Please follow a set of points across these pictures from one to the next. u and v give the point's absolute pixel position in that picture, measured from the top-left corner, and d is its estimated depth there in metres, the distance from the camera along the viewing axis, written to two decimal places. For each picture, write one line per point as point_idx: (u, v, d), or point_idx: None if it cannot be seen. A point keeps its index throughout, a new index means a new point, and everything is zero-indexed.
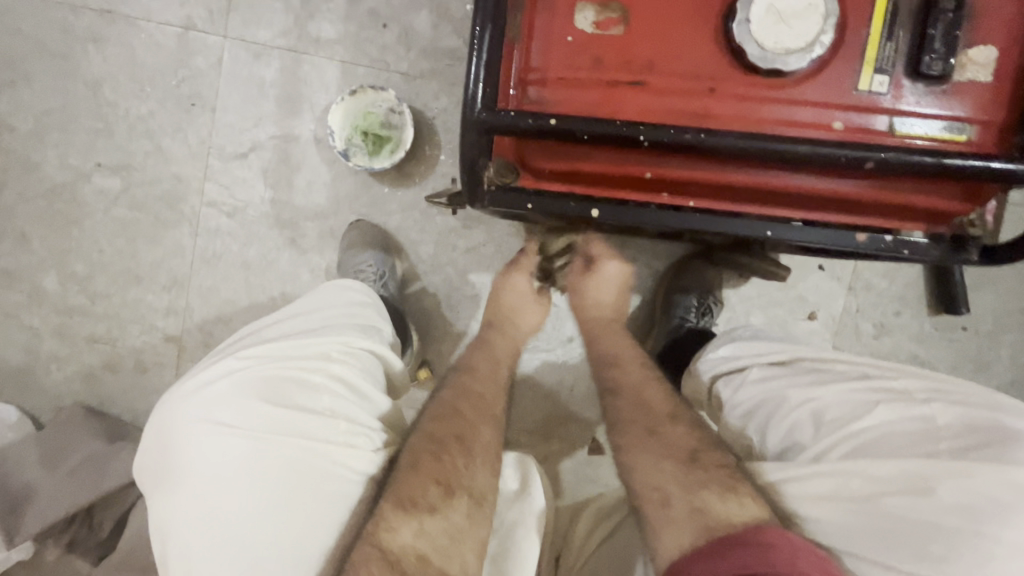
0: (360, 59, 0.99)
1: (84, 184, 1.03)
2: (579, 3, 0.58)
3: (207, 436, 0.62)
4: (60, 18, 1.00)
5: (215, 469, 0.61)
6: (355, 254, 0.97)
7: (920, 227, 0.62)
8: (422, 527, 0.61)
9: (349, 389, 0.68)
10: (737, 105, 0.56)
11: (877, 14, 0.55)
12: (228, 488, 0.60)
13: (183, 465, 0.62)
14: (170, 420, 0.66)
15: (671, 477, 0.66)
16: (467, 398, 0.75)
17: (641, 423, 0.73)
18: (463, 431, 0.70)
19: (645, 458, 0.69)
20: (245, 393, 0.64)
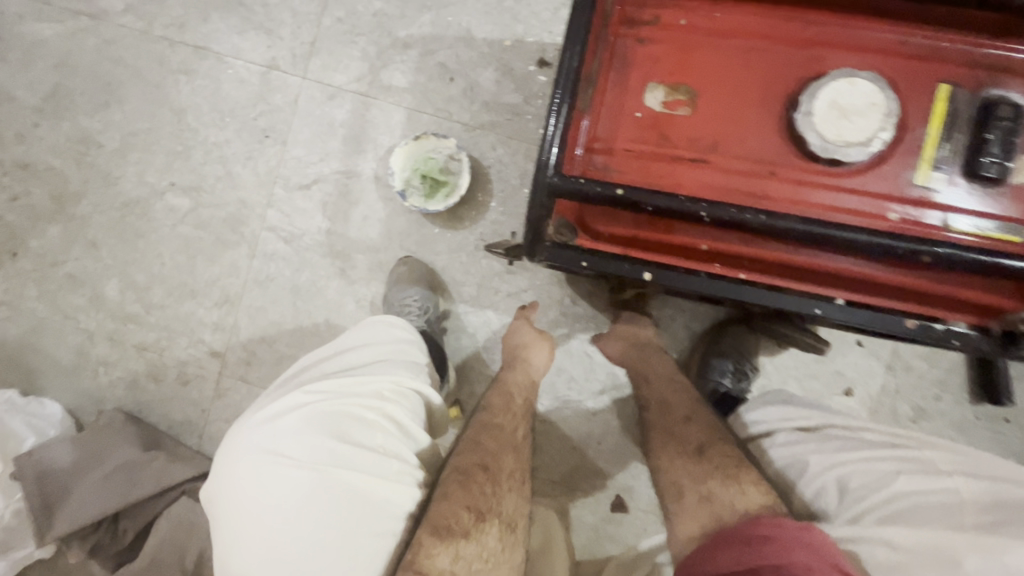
0: (425, 108, 1.06)
1: (156, 200, 1.10)
2: (650, 84, 0.62)
3: (268, 466, 0.64)
4: (158, 51, 1.10)
5: (274, 499, 0.62)
6: (402, 288, 1.01)
7: (972, 320, 0.62)
8: (460, 553, 0.61)
9: (398, 428, 0.70)
10: (795, 190, 0.59)
11: (934, 117, 0.57)
12: (288, 522, 0.62)
13: (245, 492, 0.64)
14: (237, 448, 0.68)
15: (688, 473, 0.73)
16: (490, 432, 0.76)
17: (663, 428, 0.81)
18: (489, 456, 0.72)
19: (671, 459, 0.77)
20: (306, 427, 0.66)
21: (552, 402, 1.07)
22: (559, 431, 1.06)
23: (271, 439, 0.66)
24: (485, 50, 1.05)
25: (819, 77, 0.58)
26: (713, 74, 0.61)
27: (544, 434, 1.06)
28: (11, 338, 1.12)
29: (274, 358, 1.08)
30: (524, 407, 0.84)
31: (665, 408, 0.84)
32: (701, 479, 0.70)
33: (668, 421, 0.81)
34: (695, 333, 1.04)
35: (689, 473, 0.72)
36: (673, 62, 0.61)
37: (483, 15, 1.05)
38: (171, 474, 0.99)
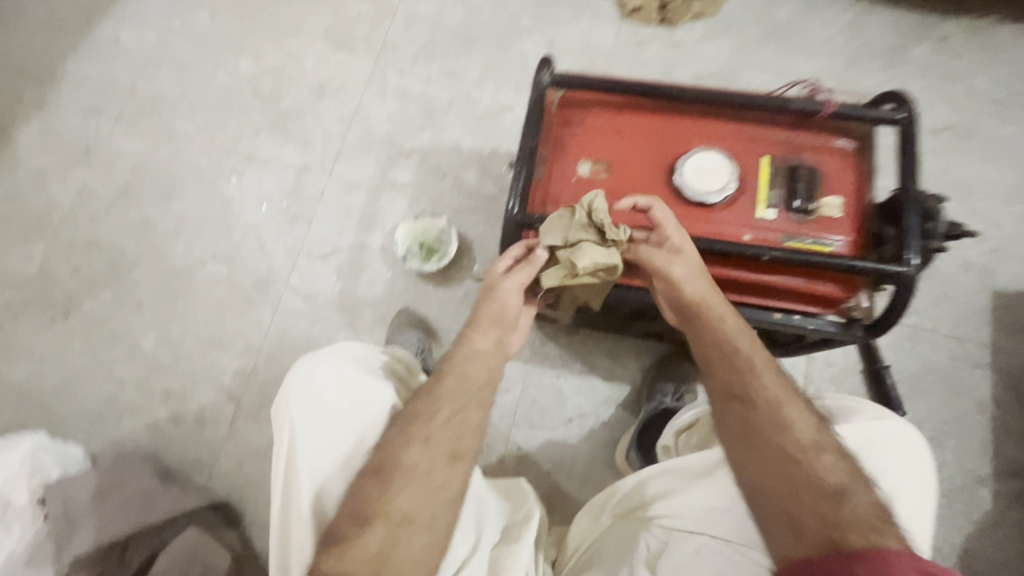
0: (423, 197, 1.38)
1: (198, 269, 1.34)
2: (580, 160, 0.93)
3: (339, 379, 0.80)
4: (216, 158, 1.43)
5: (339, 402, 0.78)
6: (403, 332, 1.26)
7: (819, 309, 0.88)
8: (344, 553, 0.67)
9: (399, 374, 0.90)
10: (681, 222, 0.87)
11: (762, 174, 0.89)
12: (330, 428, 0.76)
13: (321, 397, 0.78)
14: (303, 370, 0.81)
15: (817, 506, 0.65)
16: (406, 419, 0.76)
17: (783, 447, 0.70)
18: (398, 452, 0.73)
19: (779, 478, 0.69)
20: (354, 358, 0.84)
21: (529, 431, 1.23)
22: (536, 457, 1.21)
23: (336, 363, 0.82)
24: (469, 156, 1.41)
25: (687, 152, 0.90)
26: (620, 152, 0.92)
27: (523, 460, 1.21)
28: (49, 389, 1.27)
29: None
30: (450, 392, 0.77)
31: (785, 426, 0.72)
32: (837, 523, 0.63)
33: (790, 440, 0.71)
34: (645, 366, 1.25)
35: (817, 511, 0.65)
36: (594, 145, 0.93)
37: (468, 133, 1.43)
38: (184, 502, 1.09)
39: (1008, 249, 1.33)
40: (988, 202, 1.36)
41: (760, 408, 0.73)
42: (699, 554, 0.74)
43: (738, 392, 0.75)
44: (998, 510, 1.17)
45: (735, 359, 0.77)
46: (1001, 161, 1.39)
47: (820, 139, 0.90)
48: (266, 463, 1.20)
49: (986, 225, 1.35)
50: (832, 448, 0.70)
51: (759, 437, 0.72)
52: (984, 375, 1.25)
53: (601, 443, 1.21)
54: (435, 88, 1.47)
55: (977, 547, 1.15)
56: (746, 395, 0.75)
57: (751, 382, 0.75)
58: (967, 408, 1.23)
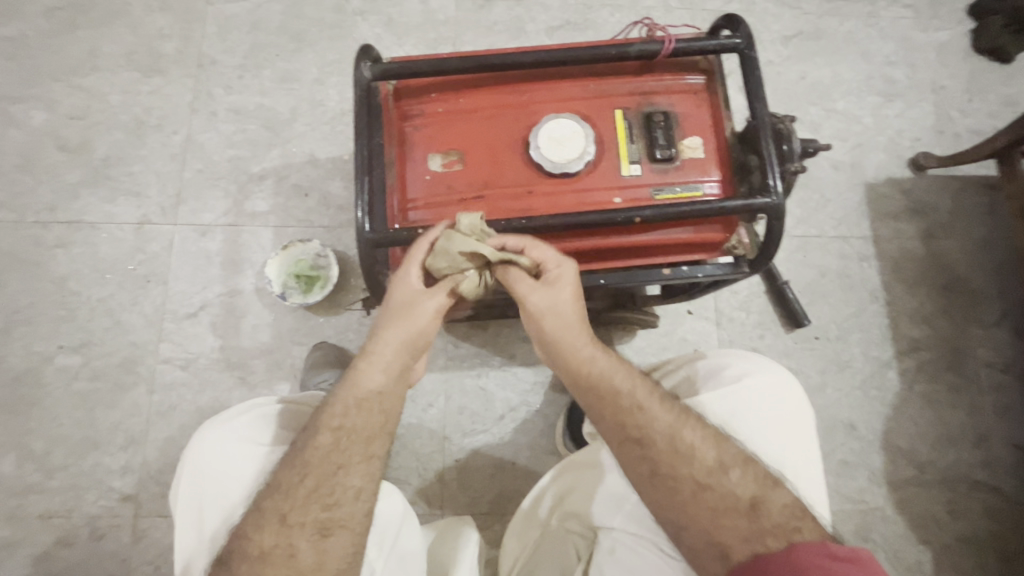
0: (289, 221, 1.24)
1: (47, 366, 1.15)
2: (429, 155, 0.84)
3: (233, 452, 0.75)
4: (33, 234, 1.21)
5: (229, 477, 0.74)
6: (316, 373, 1.11)
7: (705, 255, 0.86)
8: None
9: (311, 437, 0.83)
10: (548, 199, 0.81)
11: (619, 130, 0.84)
12: (242, 456, 0.75)
13: (212, 471, 0.74)
14: (203, 440, 0.77)
15: (731, 524, 0.63)
16: (276, 495, 0.67)
17: (680, 474, 0.66)
18: (252, 538, 0.65)
19: (688, 505, 0.65)
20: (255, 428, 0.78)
21: (463, 439, 1.17)
22: (478, 465, 1.16)
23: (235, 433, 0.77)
24: (329, 166, 1.28)
25: (538, 122, 0.83)
26: (469, 137, 0.84)
27: (465, 470, 1.16)
28: None
29: None
30: (332, 450, 0.69)
31: (686, 453, 0.67)
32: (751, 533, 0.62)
33: (696, 468, 0.66)
34: None
35: (729, 523, 0.63)
36: (440, 135, 0.84)
37: (321, 142, 1.29)
38: None
39: (870, 141, 1.38)
40: (845, 99, 1.41)
41: (654, 442, 0.68)
42: (613, 552, 0.73)
43: (630, 432, 0.69)
44: (906, 387, 1.25)
45: (619, 404, 0.70)
46: (849, 57, 1.43)
47: (667, 81, 0.86)
48: None
49: (848, 122, 1.39)
50: (729, 446, 0.69)
51: (662, 466, 0.67)
52: (871, 266, 1.31)
53: (539, 431, 1.18)
54: (272, 98, 1.31)
55: (895, 425, 1.23)
56: (639, 430, 0.68)
57: (640, 418, 0.69)
58: (864, 301, 1.29)
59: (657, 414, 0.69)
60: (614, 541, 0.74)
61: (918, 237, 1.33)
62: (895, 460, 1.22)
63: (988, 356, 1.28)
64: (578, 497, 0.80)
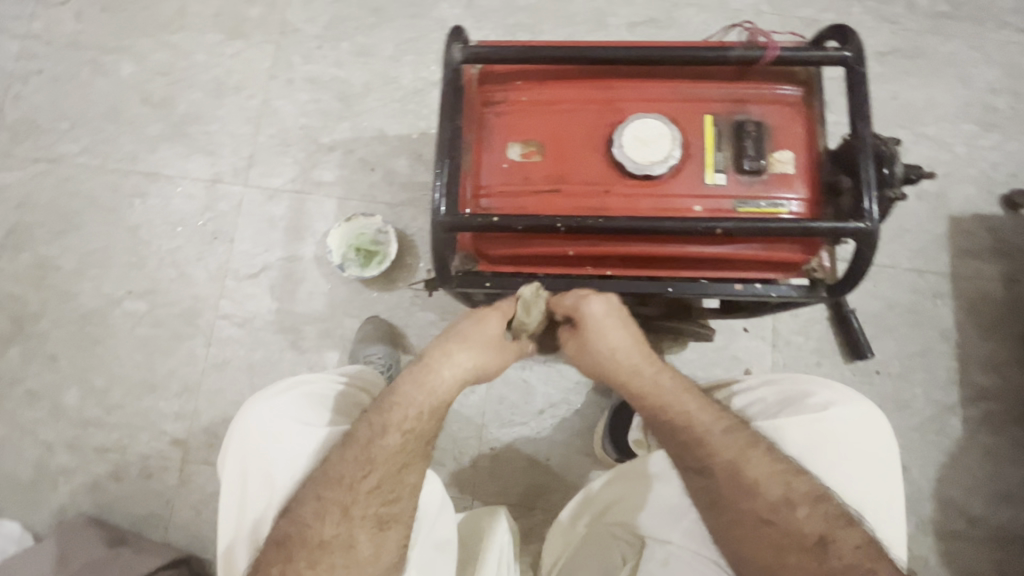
0: (353, 194, 1.26)
1: (114, 308, 1.21)
2: (508, 143, 0.83)
3: (289, 432, 0.75)
4: (112, 180, 1.26)
5: (284, 455, 0.74)
6: (365, 345, 1.13)
7: (782, 275, 0.82)
8: None
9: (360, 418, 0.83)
10: (626, 200, 0.79)
11: (707, 137, 0.81)
12: (296, 436, 0.75)
13: (267, 448, 0.75)
14: (255, 413, 0.76)
15: (798, 565, 0.63)
16: (336, 483, 0.69)
17: (744, 508, 0.67)
18: (312, 526, 0.67)
19: (754, 538, 0.66)
20: (308, 408, 0.78)
21: (500, 429, 1.18)
22: (512, 458, 1.16)
23: (291, 411, 0.77)
24: (396, 143, 1.28)
25: (624, 119, 0.81)
26: (551, 129, 0.83)
27: (499, 460, 1.16)
28: None
29: None
30: (400, 445, 0.71)
31: (752, 488, 0.67)
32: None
33: (759, 503, 0.66)
34: None
35: (802, 565, 0.63)
36: (522, 124, 0.83)
37: (391, 118, 1.30)
38: (140, 565, 1.01)
39: (960, 172, 1.30)
40: (938, 125, 1.32)
41: (718, 475, 0.69)
42: (666, 564, 0.74)
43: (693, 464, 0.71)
44: (967, 436, 1.19)
45: (685, 431, 0.72)
46: (947, 80, 1.34)
47: (764, 90, 0.82)
48: None
49: (938, 150, 1.31)
50: (798, 480, 0.68)
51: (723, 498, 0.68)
52: (946, 304, 1.24)
53: (577, 431, 1.17)
54: (348, 70, 1.32)
55: (951, 474, 1.17)
56: (706, 462, 0.70)
57: (704, 449, 0.70)
58: (932, 340, 1.23)
59: (716, 442, 0.70)
60: (669, 553, 0.74)
61: (1001, 280, 1.25)
62: (947, 510, 1.16)
63: None
64: (623, 508, 0.80)
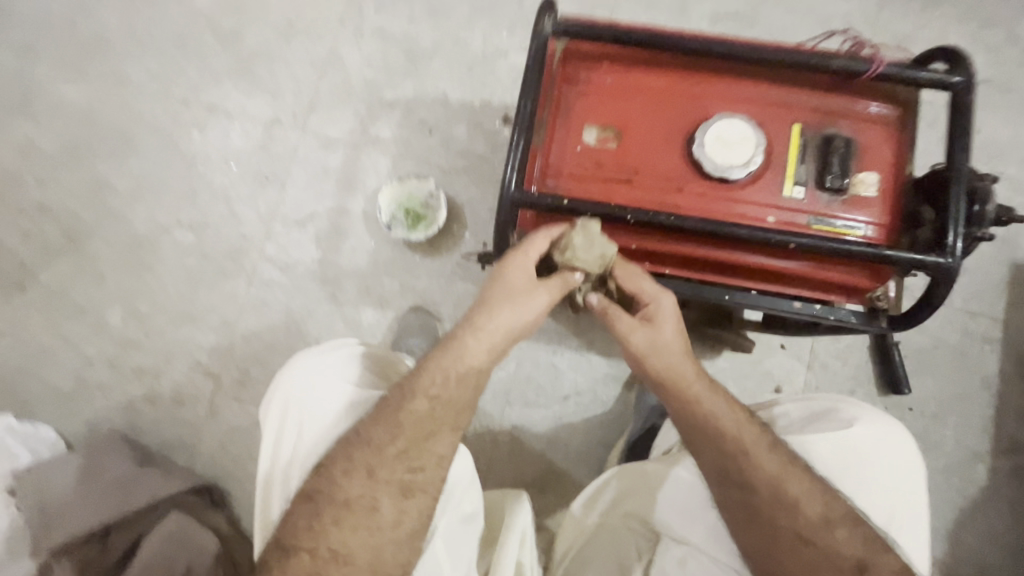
0: (408, 155, 1.25)
1: (164, 236, 1.22)
2: (585, 125, 0.81)
3: (329, 392, 0.76)
4: (174, 109, 1.27)
5: (320, 412, 0.76)
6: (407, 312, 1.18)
7: (844, 300, 0.80)
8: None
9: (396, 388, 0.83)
10: (698, 200, 0.78)
11: (792, 147, 0.78)
12: (335, 397, 0.76)
13: (306, 403, 0.76)
14: (299, 369, 0.78)
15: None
16: (365, 446, 0.70)
17: (781, 529, 0.69)
18: (340, 485, 0.69)
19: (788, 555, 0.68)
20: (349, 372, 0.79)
21: (523, 409, 1.18)
22: (530, 438, 1.17)
23: (332, 372, 0.78)
24: (458, 109, 1.26)
25: (708, 117, 0.79)
26: (632, 118, 0.80)
27: (518, 439, 1.18)
28: (10, 367, 1.19)
29: (267, 377, 1.18)
30: (428, 412, 0.72)
31: (789, 505, 0.70)
32: None
33: (799, 522, 0.69)
34: None
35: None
36: (602, 107, 0.81)
37: (456, 83, 1.28)
38: (165, 486, 1.05)
39: None
40: (1018, 165, 1.27)
41: (759, 491, 0.71)
42: (683, 563, 0.74)
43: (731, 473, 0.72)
44: (992, 486, 1.17)
45: (722, 438, 0.73)
46: None
47: (859, 106, 0.79)
48: (249, 444, 1.15)
49: (1014, 191, 1.26)
50: (836, 507, 0.70)
51: (760, 512, 0.70)
52: (993, 351, 1.21)
53: (599, 422, 1.17)
54: (419, 27, 1.30)
55: (969, 521, 1.16)
56: (745, 473, 0.72)
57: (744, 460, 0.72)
58: (974, 385, 1.20)
59: (767, 462, 0.72)
60: (685, 552, 0.75)
61: None
62: (958, 555, 1.15)
63: None
64: (638, 498, 0.81)
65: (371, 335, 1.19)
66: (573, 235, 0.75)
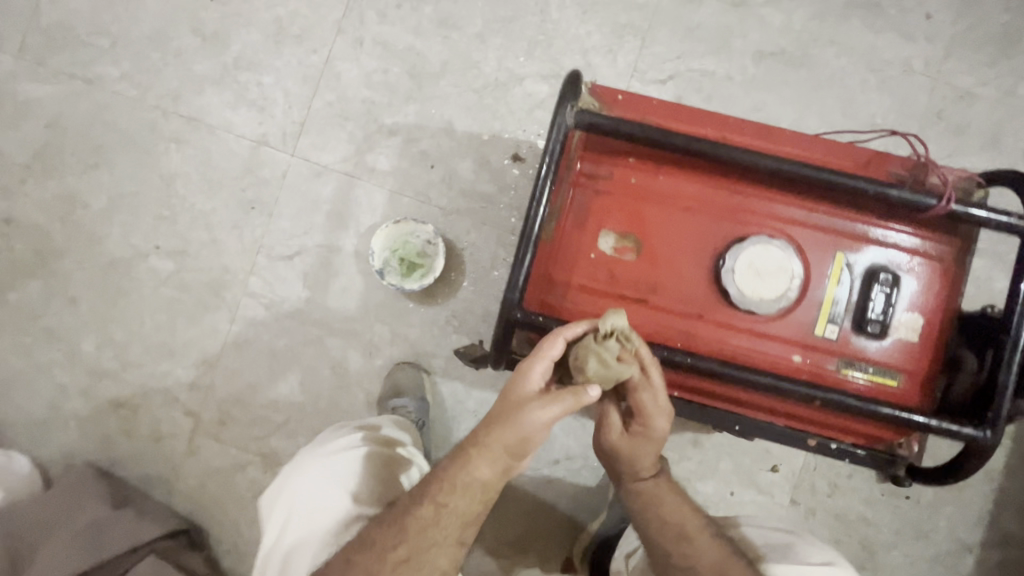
0: (406, 190, 1.14)
1: (140, 261, 1.14)
2: (602, 231, 0.72)
3: (324, 483, 0.75)
4: (151, 119, 1.15)
5: (315, 505, 0.74)
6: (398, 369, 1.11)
7: (861, 442, 0.75)
8: None
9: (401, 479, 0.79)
10: (718, 332, 0.71)
11: (831, 280, 0.70)
12: (332, 491, 0.74)
13: (303, 494, 0.75)
14: (303, 462, 0.79)
15: None
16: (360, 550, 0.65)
17: None
18: None
19: None
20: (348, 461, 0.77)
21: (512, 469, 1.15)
22: (516, 499, 1.15)
23: (331, 461, 0.78)
24: (464, 142, 1.15)
25: (742, 238, 0.70)
26: (655, 229, 0.71)
27: (504, 498, 1.15)
28: None
29: (249, 419, 1.13)
30: (449, 512, 0.65)
31: None
32: None
33: None
34: None
35: None
36: (624, 212, 0.72)
37: (463, 111, 1.15)
38: (141, 531, 1.03)
39: None
40: None
41: None
42: None
43: None
44: None
45: None
46: None
47: (912, 238, 0.70)
48: (229, 485, 1.13)
49: None
50: None
51: None
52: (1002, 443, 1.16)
53: (588, 488, 1.15)
54: (426, 41, 1.15)
55: None
56: None
57: None
58: (976, 477, 1.16)
59: None
60: None
61: None
62: None
63: None
64: None
65: (358, 384, 1.14)
66: (593, 345, 0.63)
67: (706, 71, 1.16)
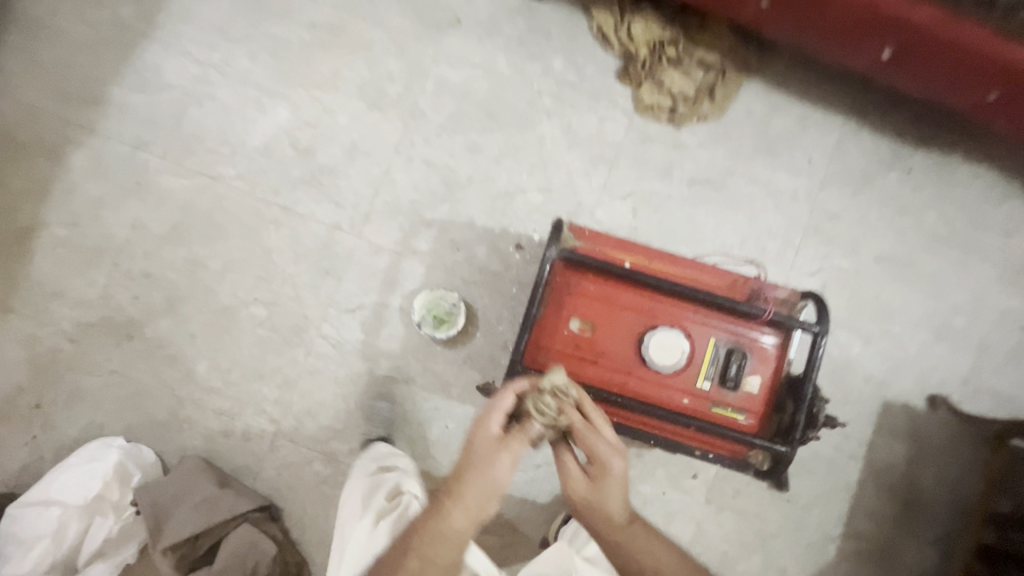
0: (439, 266, 1.60)
1: (243, 309, 1.58)
2: (571, 318, 1.18)
3: (347, 505, 1.25)
4: (257, 206, 1.60)
5: (343, 521, 1.22)
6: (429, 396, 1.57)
7: (727, 452, 1.21)
8: None
9: (381, 490, 1.23)
10: (638, 382, 1.17)
11: (706, 356, 1.17)
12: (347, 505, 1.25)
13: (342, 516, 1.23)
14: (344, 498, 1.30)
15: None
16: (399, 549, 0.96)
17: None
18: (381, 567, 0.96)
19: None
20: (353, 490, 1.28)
21: None
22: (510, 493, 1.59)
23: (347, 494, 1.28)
24: (482, 233, 1.61)
25: (654, 326, 1.16)
26: (604, 318, 1.18)
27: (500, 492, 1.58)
28: (119, 400, 1.55)
29: (316, 427, 1.56)
30: (455, 507, 0.96)
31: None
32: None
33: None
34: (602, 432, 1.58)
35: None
36: (585, 307, 1.18)
37: (482, 211, 1.62)
38: (240, 504, 1.45)
39: (905, 367, 1.65)
40: (902, 326, 1.66)
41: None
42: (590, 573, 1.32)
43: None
44: (836, 560, 1.62)
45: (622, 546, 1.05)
46: (924, 292, 1.67)
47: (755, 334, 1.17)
48: (300, 474, 1.55)
49: (895, 346, 1.66)
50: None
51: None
52: (857, 464, 1.63)
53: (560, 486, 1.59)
54: (457, 161, 1.62)
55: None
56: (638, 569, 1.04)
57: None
58: (837, 487, 1.63)
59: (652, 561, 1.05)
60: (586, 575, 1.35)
61: (905, 457, 1.64)
62: None
63: (907, 556, 1.62)
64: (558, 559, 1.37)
65: (399, 405, 1.58)
66: (536, 395, 1.04)
67: (654, 192, 1.65)
